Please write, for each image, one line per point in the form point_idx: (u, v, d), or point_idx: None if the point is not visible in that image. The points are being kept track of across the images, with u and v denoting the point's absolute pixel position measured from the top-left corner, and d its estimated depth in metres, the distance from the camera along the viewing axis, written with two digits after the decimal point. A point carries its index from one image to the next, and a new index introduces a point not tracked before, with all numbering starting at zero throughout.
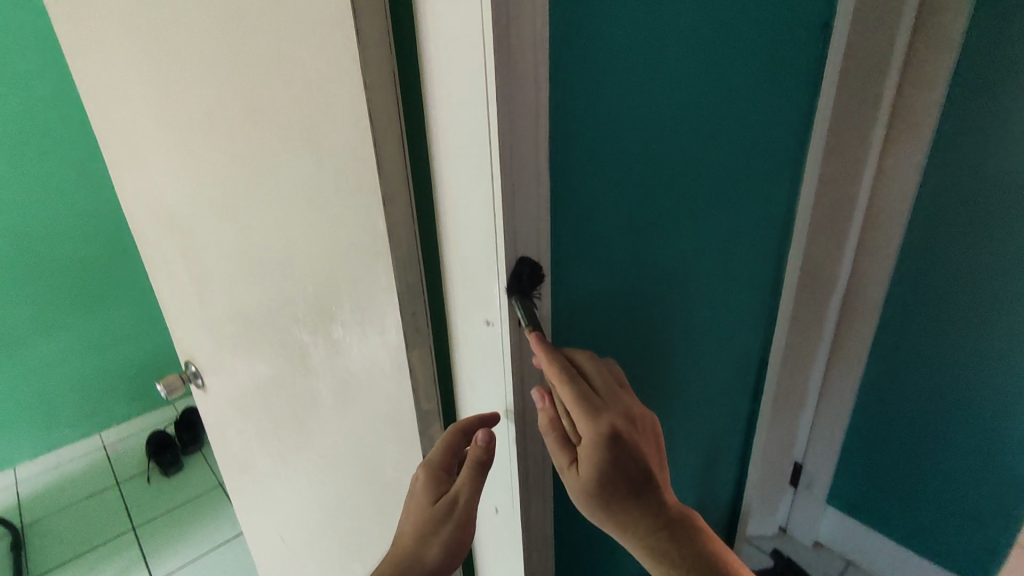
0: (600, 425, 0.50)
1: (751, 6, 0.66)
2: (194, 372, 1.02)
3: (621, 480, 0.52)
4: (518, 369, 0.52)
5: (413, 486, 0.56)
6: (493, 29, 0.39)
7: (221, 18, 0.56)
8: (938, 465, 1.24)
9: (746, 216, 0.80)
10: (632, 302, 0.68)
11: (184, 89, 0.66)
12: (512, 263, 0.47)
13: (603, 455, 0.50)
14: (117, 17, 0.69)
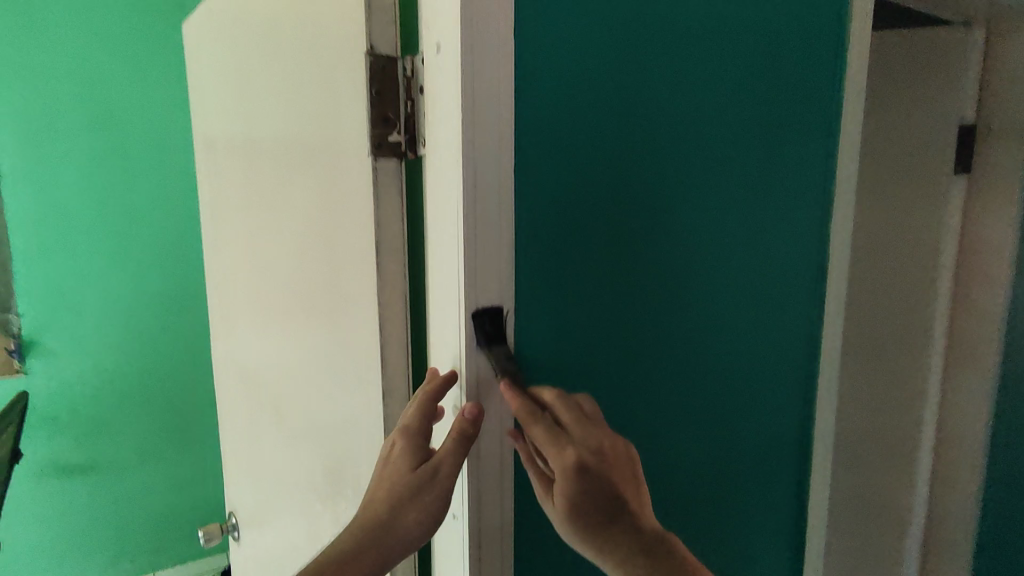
0: (563, 466, 0.49)
1: (739, 250, 0.74)
2: (234, 524, 1.09)
3: (592, 506, 0.50)
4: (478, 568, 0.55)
5: (388, 450, 0.54)
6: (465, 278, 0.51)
7: (299, 241, 0.74)
8: None
9: (754, 436, 0.81)
10: None
11: (268, 286, 0.84)
12: (476, 462, 0.54)
13: (570, 489, 0.49)
14: (236, 229, 0.91)
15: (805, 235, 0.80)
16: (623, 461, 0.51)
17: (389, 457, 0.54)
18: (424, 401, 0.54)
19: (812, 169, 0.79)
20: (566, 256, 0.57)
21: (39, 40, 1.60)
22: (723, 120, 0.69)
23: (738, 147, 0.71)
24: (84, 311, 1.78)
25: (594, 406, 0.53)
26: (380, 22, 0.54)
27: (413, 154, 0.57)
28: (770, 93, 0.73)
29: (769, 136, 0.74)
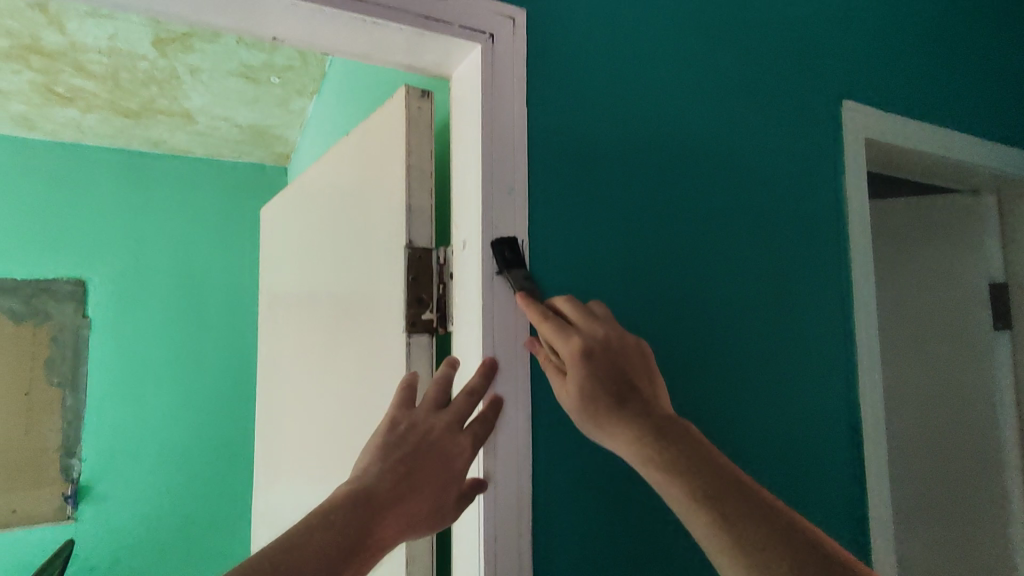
0: (568, 341, 0.49)
1: (768, 416, 0.72)
2: None
3: (604, 388, 0.48)
4: None
5: (450, 452, 0.50)
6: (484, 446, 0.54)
7: (338, 404, 0.79)
8: None
9: None
10: None
11: (308, 444, 0.88)
12: None
13: (579, 369, 0.48)
14: (285, 388, 0.99)
15: (840, 401, 0.79)
16: (633, 351, 0.50)
17: (447, 457, 0.50)
18: (490, 413, 0.52)
19: (841, 333, 0.80)
20: (584, 437, 0.59)
21: (143, 229, 2.06)
22: (740, 294, 0.71)
23: (757, 315, 0.72)
24: (139, 454, 1.99)
25: (603, 309, 0.53)
26: (419, 221, 0.64)
27: (443, 328, 0.64)
28: (787, 262, 0.76)
29: (790, 303, 0.75)
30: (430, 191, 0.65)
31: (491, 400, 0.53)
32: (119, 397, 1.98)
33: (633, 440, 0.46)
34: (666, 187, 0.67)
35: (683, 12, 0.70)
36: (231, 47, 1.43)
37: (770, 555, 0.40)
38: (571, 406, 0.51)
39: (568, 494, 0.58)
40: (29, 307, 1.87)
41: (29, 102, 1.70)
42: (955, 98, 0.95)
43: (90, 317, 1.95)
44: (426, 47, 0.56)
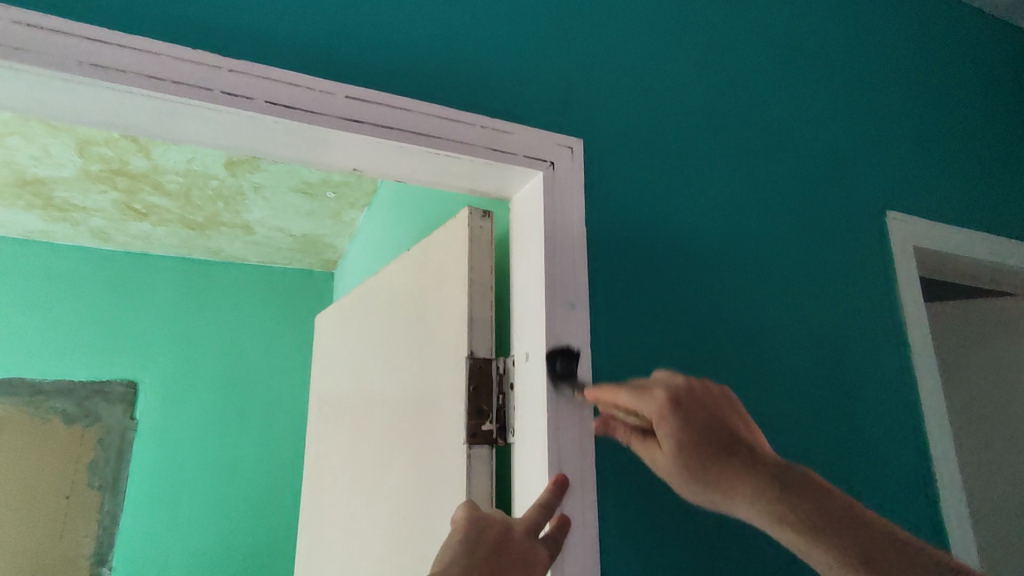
0: (652, 407, 0.48)
1: None
2: None
3: (700, 435, 0.47)
4: None
5: (532, 558, 0.48)
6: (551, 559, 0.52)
7: (389, 517, 0.77)
8: None
9: None
10: None
11: (354, 560, 0.85)
12: None
13: (670, 429, 0.47)
14: (333, 500, 0.97)
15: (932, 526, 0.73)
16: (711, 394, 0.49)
17: (527, 560, 0.48)
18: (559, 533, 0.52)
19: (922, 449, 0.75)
20: (643, 539, 0.59)
21: (195, 330, 2.15)
22: (808, 410, 0.70)
23: (826, 428, 0.70)
24: (168, 564, 1.93)
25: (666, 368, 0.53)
26: (479, 332, 0.66)
27: (503, 440, 0.63)
28: (851, 375, 0.74)
29: (861, 418, 0.73)
30: (489, 304, 0.67)
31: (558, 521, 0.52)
32: (155, 502, 1.96)
33: (754, 493, 0.44)
34: (723, 300, 0.68)
35: (726, 135, 0.75)
36: (294, 167, 1.56)
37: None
38: (660, 465, 0.50)
39: None
40: (81, 408, 1.93)
41: (108, 217, 1.86)
42: (1000, 207, 0.96)
43: (136, 419, 1.99)
44: (489, 174, 0.61)
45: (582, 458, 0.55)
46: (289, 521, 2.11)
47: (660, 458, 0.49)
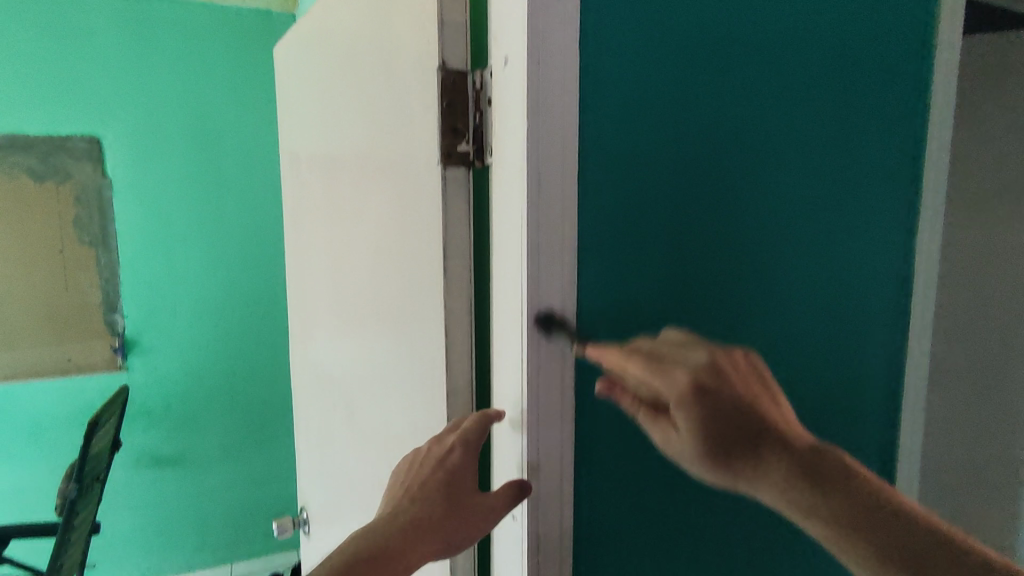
0: (678, 385, 0.51)
1: (815, 250, 0.73)
2: (304, 518, 1.20)
3: (721, 419, 0.52)
4: (535, 534, 0.58)
5: (441, 455, 0.59)
6: (528, 271, 0.54)
7: (370, 251, 0.79)
8: None
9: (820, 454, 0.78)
10: (683, 503, 0.68)
11: (344, 290, 0.91)
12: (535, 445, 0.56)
13: (694, 408, 0.51)
14: (320, 243, 1.00)
15: (879, 249, 0.79)
16: (731, 367, 0.54)
17: (439, 461, 0.59)
18: (485, 423, 0.60)
19: (887, 180, 0.78)
20: (628, 259, 0.59)
21: (147, 80, 1.95)
22: (793, 141, 0.69)
23: (828, 153, 0.72)
24: (178, 310, 2.08)
25: (681, 334, 0.56)
26: (452, 38, 0.57)
27: (480, 162, 0.60)
28: (841, 106, 0.72)
29: (840, 152, 0.73)
30: (465, 5, 0.57)
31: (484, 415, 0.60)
32: (150, 257, 2.02)
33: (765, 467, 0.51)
34: (724, 4, 0.61)
35: None
36: None
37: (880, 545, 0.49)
38: (676, 446, 0.54)
39: (611, 315, 0.59)
40: (47, 164, 1.85)
41: None
42: None
43: (109, 176, 1.93)
44: None
45: (564, 175, 0.54)
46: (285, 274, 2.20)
47: (675, 436, 0.53)
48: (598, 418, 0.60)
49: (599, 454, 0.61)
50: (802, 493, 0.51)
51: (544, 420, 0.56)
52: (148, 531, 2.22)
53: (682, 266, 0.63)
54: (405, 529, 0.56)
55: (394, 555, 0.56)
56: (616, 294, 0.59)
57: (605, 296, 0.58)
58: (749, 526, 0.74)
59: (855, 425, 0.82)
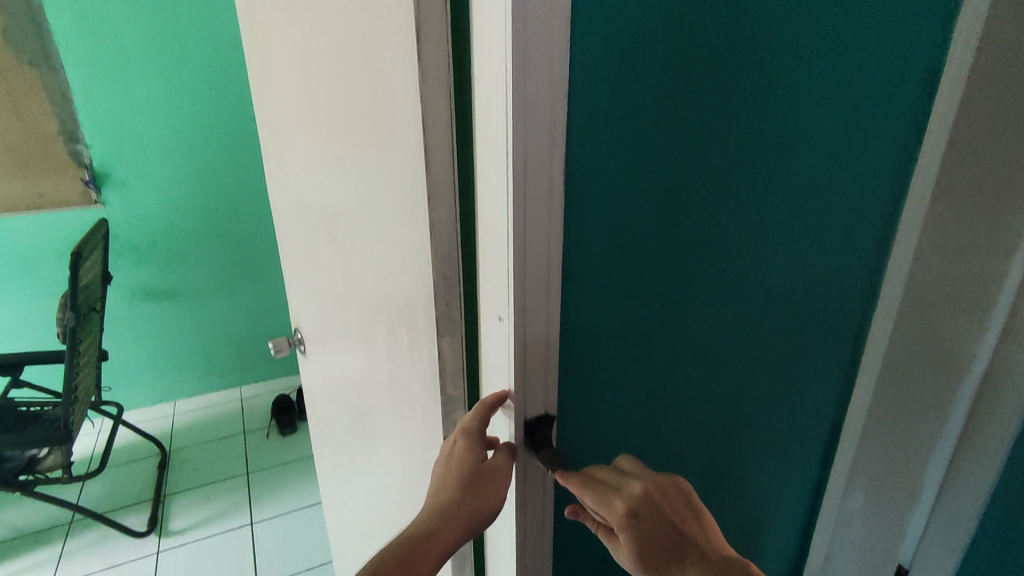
0: (613, 515, 0.53)
1: (834, 39, 0.65)
2: (299, 339, 1.24)
3: (661, 550, 0.54)
4: (520, 339, 0.56)
5: (450, 448, 0.60)
6: (512, 45, 0.47)
7: (336, 48, 0.71)
8: None
9: (806, 266, 0.77)
10: (665, 312, 0.68)
11: (312, 98, 0.83)
12: (521, 248, 0.53)
13: (631, 536, 0.53)
14: (282, 48, 0.91)
15: (905, 47, 0.70)
16: (675, 497, 0.55)
17: (449, 456, 0.60)
18: (480, 416, 0.59)
19: None
20: (623, 38, 0.53)
21: None
22: None
23: None
24: (146, 140, 2.05)
25: (631, 464, 0.58)
26: None
27: None
28: None
29: None
30: None
31: (483, 403, 0.60)
32: (107, 80, 1.94)
33: None
34: None
35: None
36: None
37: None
38: (626, 563, 0.56)
39: (601, 106, 0.54)
40: None
41: None
42: None
43: None
44: None
45: None
46: (247, 100, 2.13)
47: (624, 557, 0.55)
48: (582, 220, 0.57)
49: (582, 259, 0.59)
50: None
51: (531, 222, 0.53)
52: (156, 358, 2.34)
53: (680, 52, 0.56)
54: (426, 528, 0.57)
55: (422, 555, 0.57)
56: (608, 79, 0.54)
57: (596, 82, 0.53)
58: (725, 364, 0.77)
59: (847, 242, 0.80)
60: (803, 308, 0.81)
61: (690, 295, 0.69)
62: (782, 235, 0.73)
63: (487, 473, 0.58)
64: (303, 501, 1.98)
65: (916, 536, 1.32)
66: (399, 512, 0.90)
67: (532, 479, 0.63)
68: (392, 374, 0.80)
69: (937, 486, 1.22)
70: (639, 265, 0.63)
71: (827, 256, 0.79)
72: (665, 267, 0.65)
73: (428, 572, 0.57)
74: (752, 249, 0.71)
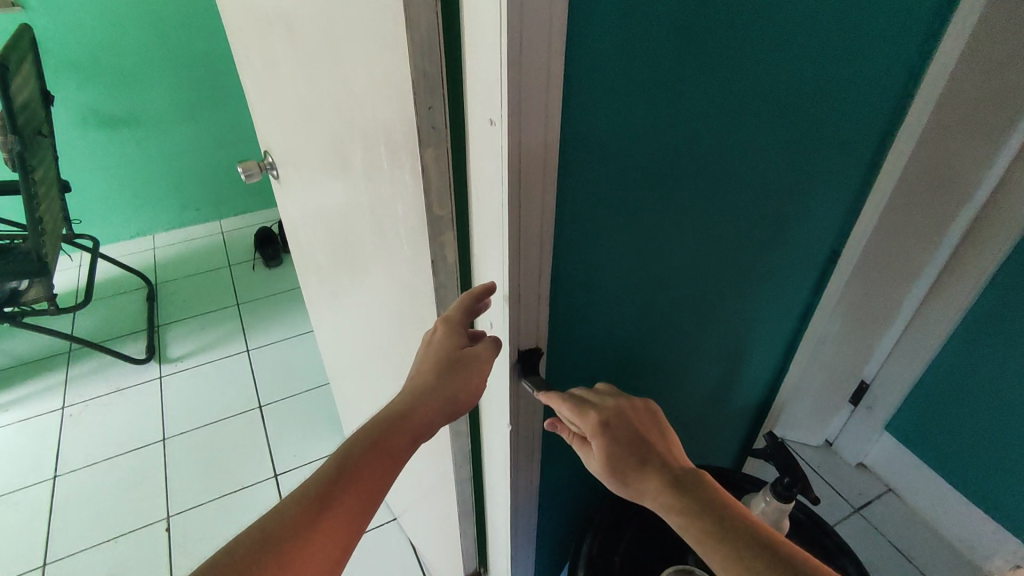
0: (585, 417, 0.54)
1: None
2: (271, 164, 1.14)
3: (627, 453, 0.52)
4: (516, 148, 0.49)
5: (431, 335, 0.61)
6: None
7: None
8: (1012, 406, 1.25)
9: (838, 70, 0.68)
10: (681, 123, 0.59)
11: None
12: (519, 32, 0.43)
13: (599, 439, 0.53)
14: None
15: None
16: (648, 420, 0.55)
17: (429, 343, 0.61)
18: (465, 307, 0.60)
19: None
20: None
21: None
22: None
23: None
24: None
25: (614, 388, 0.60)
26: None
27: None
28: None
29: None
30: None
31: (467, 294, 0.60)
32: None
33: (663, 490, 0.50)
34: None
35: None
36: None
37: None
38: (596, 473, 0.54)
39: None
40: None
41: None
42: None
43: None
44: None
45: None
46: None
47: (592, 462, 0.55)
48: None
49: (589, 53, 0.49)
50: (712, 522, 0.47)
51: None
52: (125, 191, 2.24)
53: None
54: (404, 407, 0.57)
55: (398, 434, 0.57)
56: None
57: None
58: (738, 188, 0.71)
59: (887, 42, 0.69)
60: (828, 118, 0.72)
61: (711, 103, 0.60)
62: (818, 22, 0.61)
63: (466, 362, 0.59)
64: (296, 329, 2.04)
65: (883, 356, 1.45)
66: (390, 340, 0.90)
67: (526, 308, 0.60)
68: (373, 198, 0.73)
69: (913, 309, 1.31)
70: (655, 64, 0.53)
71: (864, 57, 0.69)
72: (686, 64, 0.55)
73: (403, 453, 0.57)
74: (781, 41, 0.60)
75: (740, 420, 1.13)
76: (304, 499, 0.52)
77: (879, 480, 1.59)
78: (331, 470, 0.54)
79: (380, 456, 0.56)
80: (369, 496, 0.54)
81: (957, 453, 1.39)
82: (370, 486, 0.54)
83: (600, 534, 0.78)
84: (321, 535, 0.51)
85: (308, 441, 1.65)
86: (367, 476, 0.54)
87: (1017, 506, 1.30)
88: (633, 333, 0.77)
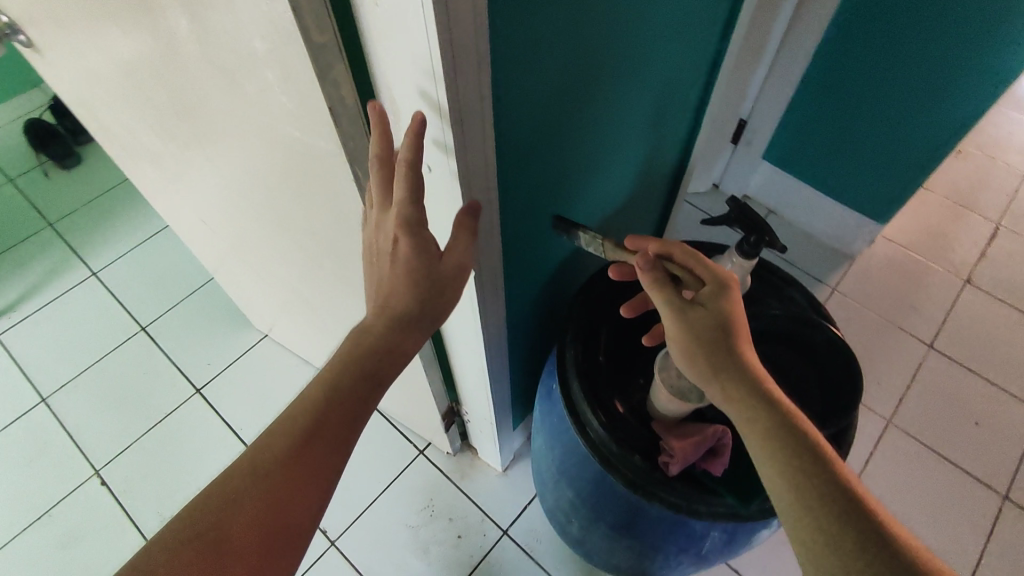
0: (723, 273, 0.54)
1: None
2: (11, 29, 0.80)
3: (740, 326, 0.52)
4: None
5: (392, 251, 0.50)
6: None
7: None
8: (871, 109, 1.37)
9: None
10: None
11: None
12: None
13: (730, 296, 0.53)
14: None
15: None
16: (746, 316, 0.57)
17: (393, 256, 0.50)
18: (416, 178, 0.47)
19: None
20: None
21: None
22: None
23: None
24: None
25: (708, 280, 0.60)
26: None
27: None
28: None
29: None
30: None
31: (407, 142, 0.45)
32: None
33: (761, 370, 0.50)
34: None
35: None
36: None
37: (834, 527, 0.43)
38: (687, 325, 0.52)
39: None
40: None
41: None
42: None
43: None
44: None
45: None
46: None
47: (691, 313, 0.52)
48: None
49: None
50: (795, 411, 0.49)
51: None
52: None
53: None
54: (376, 333, 0.51)
55: (374, 362, 0.52)
56: None
57: None
58: None
59: None
60: None
61: None
62: None
63: (443, 279, 0.51)
64: (141, 232, 1.72)
65: (758, 88, 1.49)
66: (290, 217, 0.76)
67: (473, 144, 0.50)
68: (209, 43, 0.53)
69: (785, 28, 1.33)
70: None
71: None
72: None
73: (376, 397, 0.53)
74: None
75: (659, 192, 1.14)
76: (290, 434, 0.50)
77: (760, 206, 1.76)
78: (301, 431, 0.49)
79: (353, 411, 0.51)
80: (350, 421, 0.51)
81: (826, 164, 1.54)
82: (351, 413, 0.51)
83: (579, 341, 0.78)
84: (308, 466, 0.49)
85: (217, 346, 1.50)
86: (353, 401, 0.51)
87: (874, 195, 1.51)
88: (570, 134, 0.68)
